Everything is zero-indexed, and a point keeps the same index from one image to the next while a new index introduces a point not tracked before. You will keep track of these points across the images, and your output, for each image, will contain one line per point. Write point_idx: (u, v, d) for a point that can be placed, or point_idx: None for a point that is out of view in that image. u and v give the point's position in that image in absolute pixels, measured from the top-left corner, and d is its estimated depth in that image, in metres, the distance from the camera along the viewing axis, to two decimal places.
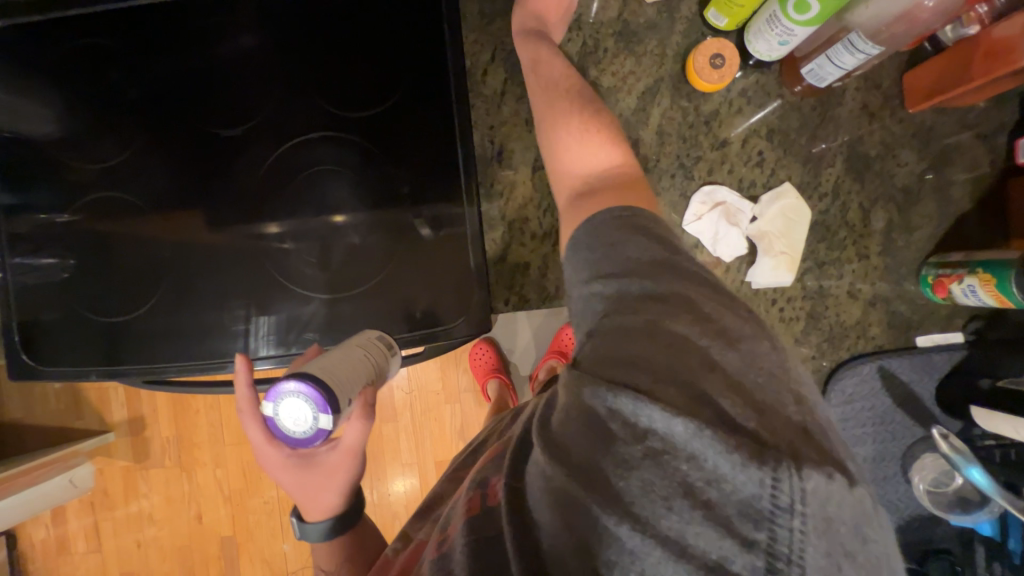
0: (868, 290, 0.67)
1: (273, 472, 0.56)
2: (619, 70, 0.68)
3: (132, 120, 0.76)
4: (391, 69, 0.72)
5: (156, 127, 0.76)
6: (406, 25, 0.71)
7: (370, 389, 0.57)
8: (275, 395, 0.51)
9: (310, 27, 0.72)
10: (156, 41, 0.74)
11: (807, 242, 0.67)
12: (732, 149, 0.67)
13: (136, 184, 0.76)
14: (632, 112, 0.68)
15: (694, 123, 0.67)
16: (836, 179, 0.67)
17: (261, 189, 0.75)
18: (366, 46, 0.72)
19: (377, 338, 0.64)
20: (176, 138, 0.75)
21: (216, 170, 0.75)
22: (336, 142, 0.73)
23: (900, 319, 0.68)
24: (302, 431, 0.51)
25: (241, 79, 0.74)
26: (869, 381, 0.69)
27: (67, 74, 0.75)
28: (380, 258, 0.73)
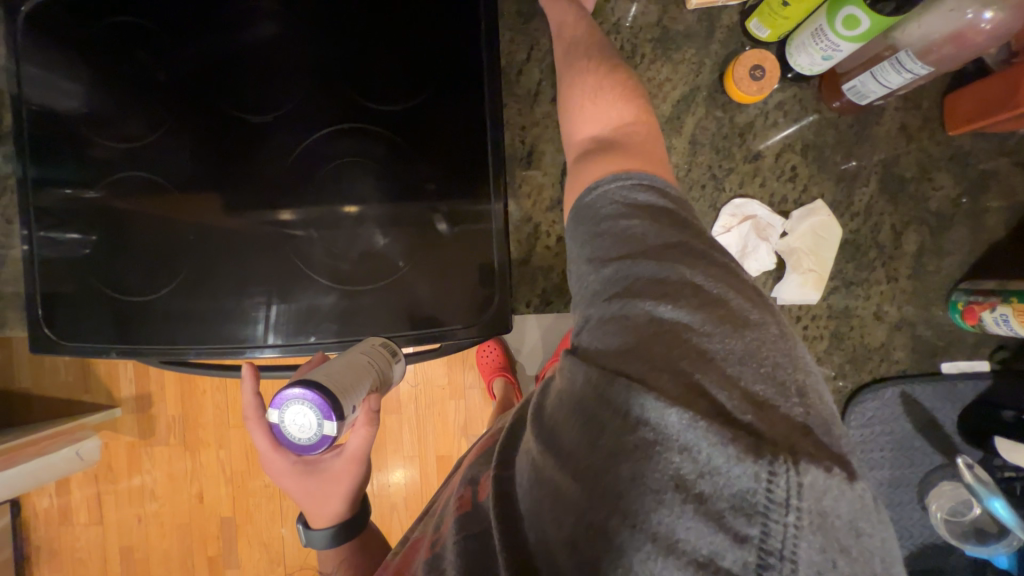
0: (894, 313, 0.66)
1: (278, 479, 0.55)
2: (655, 76, 0.67)
3: (161, 101, 0.76)
4: (422, 63, 0.71)
5: (184, 109, 0.76)
6: (440, 20, 0.71)
7: (375, 395, 0.54)
8: (281, 402, 0.50)
9: (343, 17, 0.72)
10: (190, 24, 0.74)
11: (835, 261, 0.66)
12: (765, 163, 0.67)
13: (162, 165, 0.77)
14: (665, 120, 0.67)
15: (728, 134, 0.67)
16: (869, 199, 0.66)
17: (284, 177, 0.75)
18: (399, 38, 0.71)
19: (381, 345, 0.61)
20: (204, 122, 0.75)
21: (240, 155, 0.75)
22: (362, 134, 0.73)
23: (925, 344, 0.67)
24: (307, 438, 0.50)
25: (271, 65, 0.74)
26: (890, 406, 0.68)
27: (99, 51, 0.75)
28: (402, 252, 0.73)
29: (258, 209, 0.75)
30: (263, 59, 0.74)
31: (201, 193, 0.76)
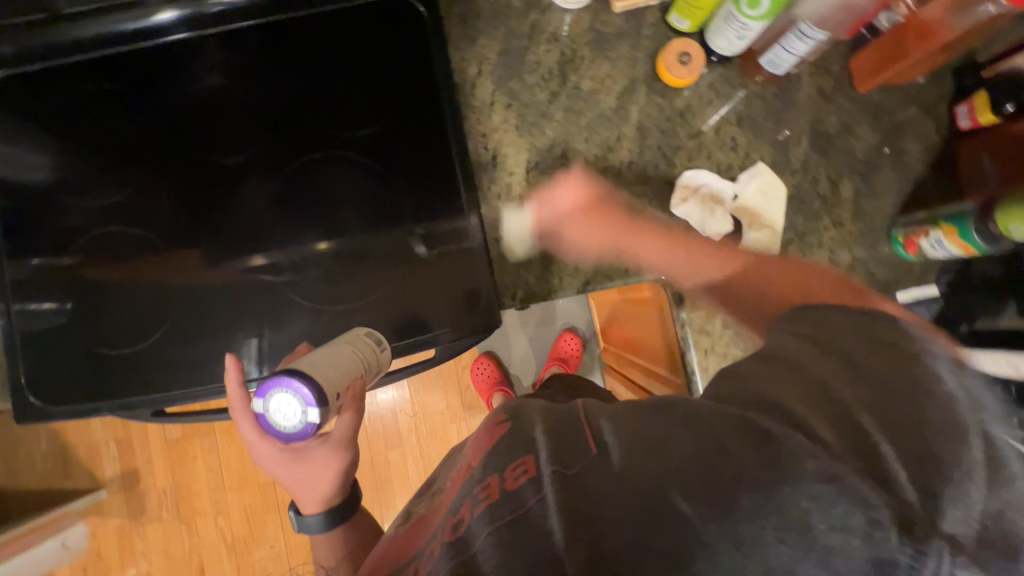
0: (846, 254, 0.72)
1: (268, 467, 0.60)
2: (597, 74, 0.73)
3: (133, 159, 0.78)
4: (386, 88, 0.75)
5: (157, 163, 0.78)
6: (400, 46, 0.75)
7: (358, 383, 0.59)
8: (264, 392, 0.53)
9: (307, 55, 0.76)
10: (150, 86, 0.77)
11: (785, 216, 0.72)
12: (707, 137, 0.73)
13: (140, 219, 0.78)
14: (613, 111, 0.73)
15: (671, 116, 0.73)
16: (804, 156, 0.73)
17: (261, 216, 0.77)
18: (363, 68, 0.76)
19: (367, 334, 0.64)
20: (178, 177, 0.78)
21: (217, 200, 0.77)
22: (336, 164, 0.77)
23: (880, 279, 0.72)
24: (292, 424, 0.53)
25: (240, 110, 0.77)
26: None
27: (67, 118, 0.77)
28: (386, 268, 0.75)
29: (239, 250, 0.77)
30: (228, 109, 0.77)
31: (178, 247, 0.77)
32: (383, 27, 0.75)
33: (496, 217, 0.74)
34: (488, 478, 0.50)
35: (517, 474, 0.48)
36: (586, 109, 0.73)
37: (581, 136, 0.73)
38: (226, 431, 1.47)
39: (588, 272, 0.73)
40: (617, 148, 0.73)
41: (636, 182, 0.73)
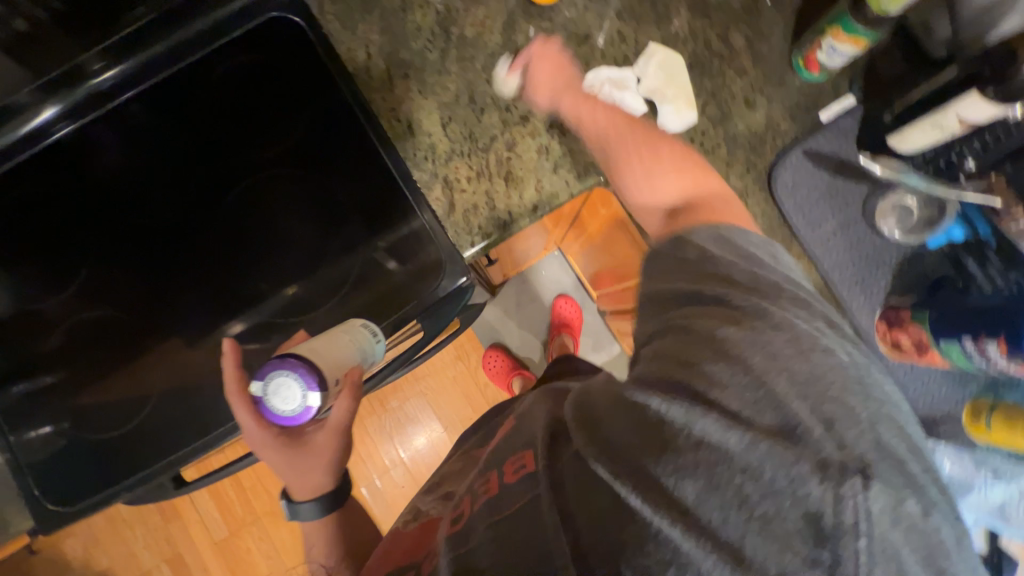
0: (760, 97, 0.75)
1: (260, 453, 0.62)
2: (476, 20, 0.76)
3: (77, 250, 0.81)
4: (294, 108, 0.79)
5: (105, 244, 0.83)
6: (291, 59, 0.75)
7: (355, 369, 0.60)
8: (265, 376, 0.55)
9: (205, 97, 0.76)
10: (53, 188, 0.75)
11: (691, 83, 0.75)
12: (595, 39, 0.76)
13: (107, 295, 0.85)
14: (502, 47, 0.76)
15: (557, 33, 0.76)
16: (688, 25, 0.76)
17: (223, 262, 0.90)
18: (267, 96, 0.78)
19: (363, 324, 0.64)
20: (137, 252, 0.86)
21: (174, 257, 0.88)
22: (275, 197, 0.87)
23: (799, 107, 0.75)
24: (292, 408, 0.55)
25: (163, 173, 0.82)
26: (802, 168, 0.73)
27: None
28: (339, 274, 0.87)
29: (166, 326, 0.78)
30: (163, 180, 0.83)
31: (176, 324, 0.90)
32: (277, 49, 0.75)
33: (431, 179, 0.74)
34: (489, 472, 0.54)
35: (517, 468, 0.51)
36: (476, 54, 0.76)
37: (482, 79, 0.76)
38: (269, 511, 1.44)
39: (534, 196, 0.74)
40: (518, 78, 0.76)
41: (546, 101, 0.75)
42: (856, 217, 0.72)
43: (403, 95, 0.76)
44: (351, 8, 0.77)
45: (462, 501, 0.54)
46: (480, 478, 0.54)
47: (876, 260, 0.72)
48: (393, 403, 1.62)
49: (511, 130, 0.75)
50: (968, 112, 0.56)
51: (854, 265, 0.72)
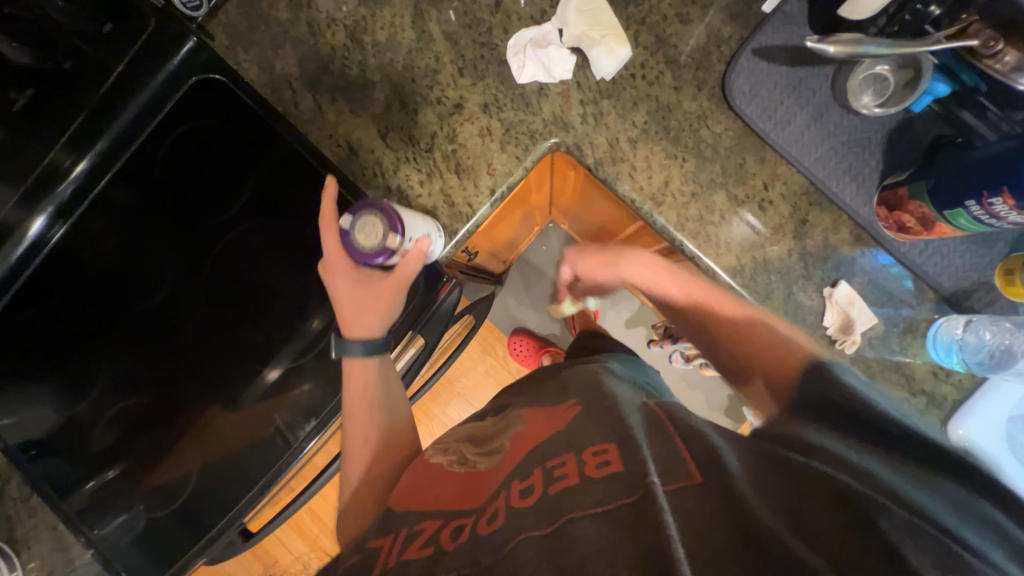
0: (693, 8, 0.70)
1: (336, 280, 0.69)
2: (385, 22, 0.75)
3: (104, 337, 0.90)
4: (240, 157, 0.81)
5: (120, 328, 0.90)
6: (224, 113, 0.79)
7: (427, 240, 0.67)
8: (356, 210, 0.64)
9: (171, 168, 0.85)
10: (67, 297, 0.88)
11: (617, 18, 0.71)
12: (507, 2, 0.73)
13: (135, 378, 0.91)
14: (416, 40, 0.74)
15: (466, 9, 0.73)
16: None
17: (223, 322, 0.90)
18: (215, 153, 0.82)
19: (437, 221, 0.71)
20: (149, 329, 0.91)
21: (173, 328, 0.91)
22: (245, 241, 0.86)
23: (737, 6, 0.69)
24: (371, 241, 0.63)
25: (155, 250, 0.89)
26: (755, 69, 0.68)
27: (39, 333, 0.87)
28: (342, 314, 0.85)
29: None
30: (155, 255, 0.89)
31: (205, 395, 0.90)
32: (212, 105, 0.79)
33: (385, 195, 0.74)
34: (564, 455, 0.50)
35: (600, 462, 0.46)
36: (394, 56, 0.74)
37: (407, 79, 0.74)
38: None
39: (488, 181, 0.72)
40: (441, 68, 0.73)
41: (474, 82, 0.73)
42: (826, 104, 0.66)
43: (335, 119, 0.75)
44: (263, 49, 0.76)
45: (534, 472, 0.51)
46: (552, 458, 0.51)
47: (862, 141, 0.66)
48: (435, 410, 1.66)
49: (448, 122, 0.73)
50: None
51: (839, 153, 0.66)
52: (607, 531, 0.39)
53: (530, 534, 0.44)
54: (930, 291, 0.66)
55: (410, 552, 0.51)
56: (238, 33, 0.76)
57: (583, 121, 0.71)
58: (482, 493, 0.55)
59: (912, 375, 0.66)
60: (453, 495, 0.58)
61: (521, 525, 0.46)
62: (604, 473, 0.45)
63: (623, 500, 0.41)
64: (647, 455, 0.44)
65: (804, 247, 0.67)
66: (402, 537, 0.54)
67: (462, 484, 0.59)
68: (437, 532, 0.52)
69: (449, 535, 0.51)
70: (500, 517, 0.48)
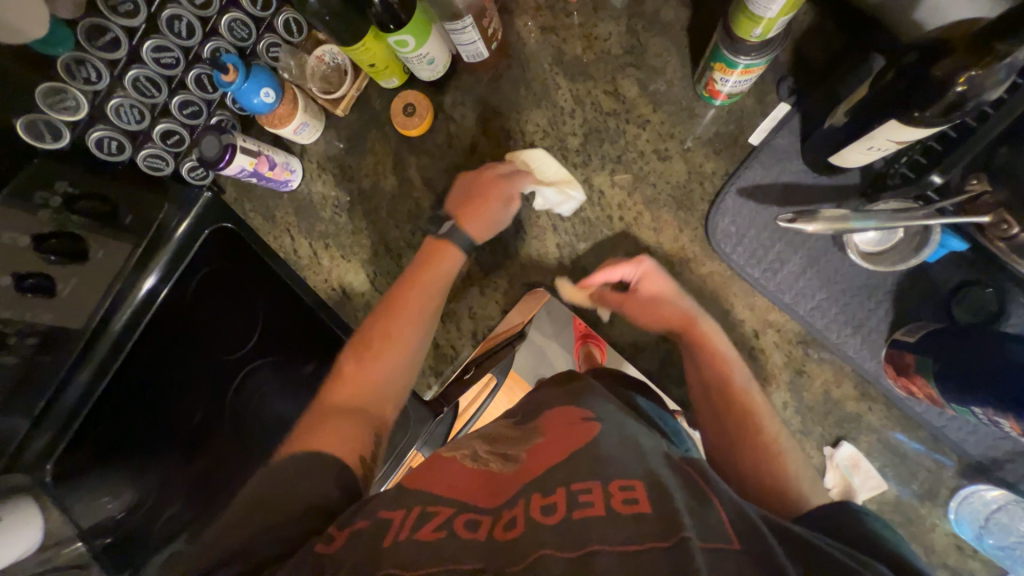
0: (673, 142, 0.66)
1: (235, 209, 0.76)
2: (369, 169, 0.78)
3: (133, 441, 0.76)
4: (258, 285, 0.79)
5: (143, 438, 0.76)
6: (242, 246, 0.79)
7: (275, 159, 0.73)
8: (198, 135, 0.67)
9: (195, 286, 0.78)
10: (109, 395, 0.74)
11: (592, 157, 0.69)
12: (482, 144, 0.73)
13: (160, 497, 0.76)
14: (398, 186, 0.77)
15: (444, 152, 0.75)
16: (571, 92, 0.70)
17: (227, 461, 0.78)
18: (238, 282, 0.80)
19: (298, 130, 0.75)
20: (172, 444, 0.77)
21: (196, 451, 0.78)
22: (267, 366, 0.79)
23: (721, 139, 0.65)
24: (216, 151, 0.66)
25: (169, 367, 0.78)
26: (743, 210, 0.63)
27: (99, 425, 0.74)
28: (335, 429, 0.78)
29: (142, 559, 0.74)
30: (171, 370, 0.78)
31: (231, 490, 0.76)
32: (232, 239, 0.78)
33: None
34: (589, 480, 0.41)
35: (626, 497, 0.38)
36: (380, 202, 0.78)
37: (392, 224, 0.77)
38: None
39: (470, 323, 0.73)
40: (422, 212, 0.76)
41: None
42: (824, 246, 0.60)
43: (330, 266, 0.80)
44: (264, 198, 0.82)
45: (556, 490, 0.41)
46: (576, 480, 0.41)
47: (865, 289, 0.60)
48: None
49: None
50: (903, 136, 0.44)
51: (838, 303, 0.60)
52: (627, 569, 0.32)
53: (562, 556, 0.33)
54: (951, 454, 0.59)
55: (424, 533, 0.39)
56: (243, 185, 0.82)
57: (561, 265, 0.71)
58: (502, 494, 0.43)
59: (931, 545, 0.59)
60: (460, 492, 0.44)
61: (542, 542, 0.35)
62: (632, 512, 0.36)
63: (654, 544, 0.33)
64: (679, 503, 0.36)
65: (802, 401, 0.62)
66: (417, 515, 0.41)
67: (473, 483, 0.46)
68: (448, 517, 0.41)
69: (464, 524, 0.40)
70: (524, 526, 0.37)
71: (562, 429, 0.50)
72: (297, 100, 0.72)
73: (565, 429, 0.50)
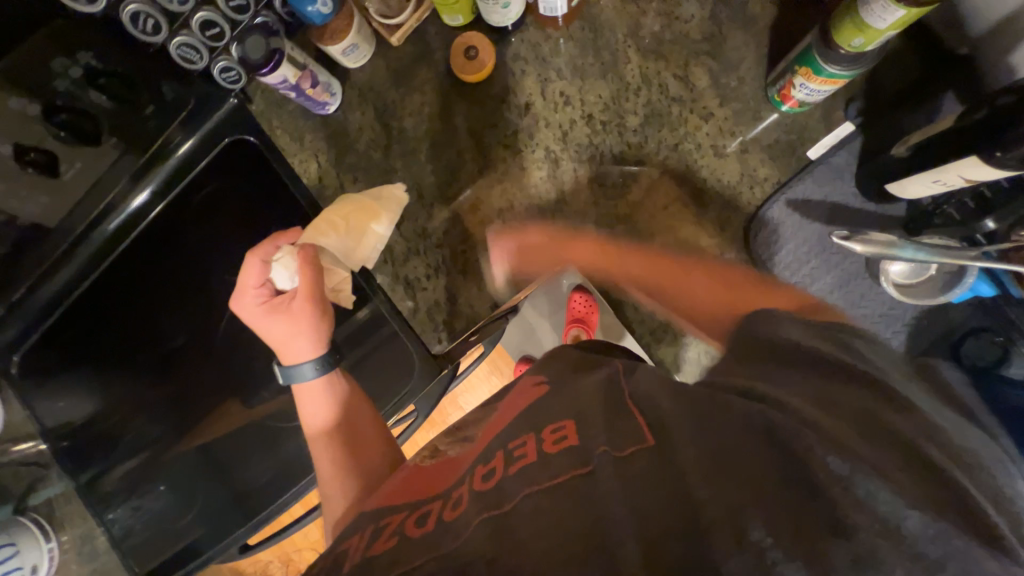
0: (731, 141, 0.65)
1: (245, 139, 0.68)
2: (413, 108, 0.74)
3: (106, 351, 0.72)
4: (267, 211, 0.72)
5: (121, 350, 0.73)
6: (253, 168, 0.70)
7: (318, 76, 0.69)
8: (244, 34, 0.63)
9: (198, 201, 0.72)
10: (90, 301, 0.70)
11: (648, 140, 0.68)
12: (537, 106, 0.70)
13: (129, 413, 0.72)
14: (441, 131, 0.73)
15: (496, 106, 0.72)
16: (640, 69, 0.68)
17: (208, 386, 0.75)
18: (243, 203, 0.73)
19: (345, 52, 0.70)
20: (151, 358, 0.73)
21: (174, 371, 0.74)
22: None
23: (780, 147, 0.64)
24: (262, 55, 0.62)
25: (157, 279, 0.73)
26: (788, 222, 0.64)
27: (74, 329, 0.71)
28: None
29: (107, 463, 0.71)
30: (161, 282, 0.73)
31: (217, 407, 0.75)
32: (245, 157, 0.70)
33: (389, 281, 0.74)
34: (523, 435, 0.42)
35: (557, 438, 0.39)
36: (418, 144, 0.74)
37: (427, 170, 0.74)
38: None
39: (493, 285, 0.72)
40: (462, 164, 0.73)
41: (493, 184, 0.72)
42: (856, 270, 0.63)
43: None
44: (294, 116, 0.76)
45: (524, 438, 0.42)
46: (549, 422, 0.42)
47: (886, 317, 0.62)
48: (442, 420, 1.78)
49: (462, 220, 0.73)
50: (972, 173, 0.45)
51: (857, 326, 0.63)
52: (546, 506, 0.34)
53: (491, 514, 0.35)
54: None
55: (375, 547, 0.38)
56: (275, 98, 0.76)
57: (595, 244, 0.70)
58: (448, 480, 0.44)
59: None
60: (404, 495, 0.44)
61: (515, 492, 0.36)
62: (561, 448, 0.38)
63: (571, 471, 0.35)
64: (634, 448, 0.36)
65: None
66: (369, 533, 0.40)
67: (430, 475, 0.47)
68: (400, 522, 0.40)
69: (415, 523, 0.39)
70: (466, 502, 0.38)
71: (522, 394, 0.52)
72: (352, 18, 0.68)
73: (522, 392, 0.52)
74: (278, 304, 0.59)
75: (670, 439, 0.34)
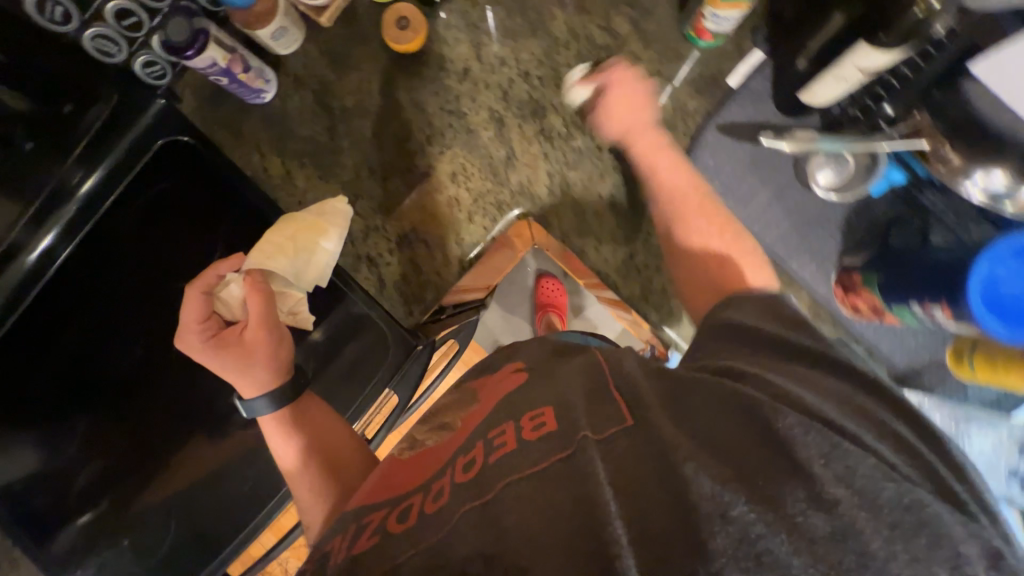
0: (659, 79, 0.70)
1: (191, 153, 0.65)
2: (353, 86, 0.74)
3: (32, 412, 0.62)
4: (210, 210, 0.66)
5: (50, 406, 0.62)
6: (188, 174, 0.66)
7: (249, 60, 0.67)
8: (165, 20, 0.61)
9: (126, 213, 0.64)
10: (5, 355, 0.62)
11: None
12: (475, 70, 0.73)
13: (72, 470, 0.62)
14: (384, 105, 0.74)
15: (434, 74, 0.73)
16: (566, 23, 0.72)
17: (165, 420, 0.65)
18: (180, 207, 0.66)
19: (274, 35, 0.69)
20: (90, 409, 0.63)
21: (123, 413, 0.64)
22: None
23: (702, 80, 0.70)
24: (186, 36, 0.60)
25: (86, 311, 0.64)
26: (720, 146, 0.68)
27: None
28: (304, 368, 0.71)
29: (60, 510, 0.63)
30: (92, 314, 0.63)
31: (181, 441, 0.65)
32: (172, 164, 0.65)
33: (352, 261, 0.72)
34: (503, 425, 0.40)
35: (536, 426, 0.38)
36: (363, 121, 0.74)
37: (375, 145, 0.74)
38: None
39: (457, 250, 0.72)
40: (410, 135, 0.73)
41: (443, 151, 0.73)
42: (788, 180, 0.67)
43: (304, 188, 0.74)
44: (232, 110, 0.74)
45: (506, 427, 0.40)
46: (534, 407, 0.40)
47: (818, 220, 0.67)
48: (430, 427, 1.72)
49: (418, 189, 0.73)
50: (867, 61, 0.51)
51: (799, 232, 0.67)
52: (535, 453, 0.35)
53: (470, 508, 0.34)
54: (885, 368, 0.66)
55: (357, 548, 0.37)
56: (207, 94, 0.74)
57: (551, 194, 0.72)
58: (430, 469, 0.42)
59: None
60: (385, 490, 0.43)
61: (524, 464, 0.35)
62: (540, 436, 0.37)
63: (556, 459, 0.34)
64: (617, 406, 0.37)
65: None
66: (352, 533, 0.39)
67: (404, 471, 0.45)
68: (382, 519, 0.38)
69: (397, 520, 0.38)
70: (447, 495, 0.37)
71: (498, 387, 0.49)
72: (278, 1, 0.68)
73: (503, 379, 0.49)
74: (227, 340, 0.56)
75: (649, 410, 0.35)
